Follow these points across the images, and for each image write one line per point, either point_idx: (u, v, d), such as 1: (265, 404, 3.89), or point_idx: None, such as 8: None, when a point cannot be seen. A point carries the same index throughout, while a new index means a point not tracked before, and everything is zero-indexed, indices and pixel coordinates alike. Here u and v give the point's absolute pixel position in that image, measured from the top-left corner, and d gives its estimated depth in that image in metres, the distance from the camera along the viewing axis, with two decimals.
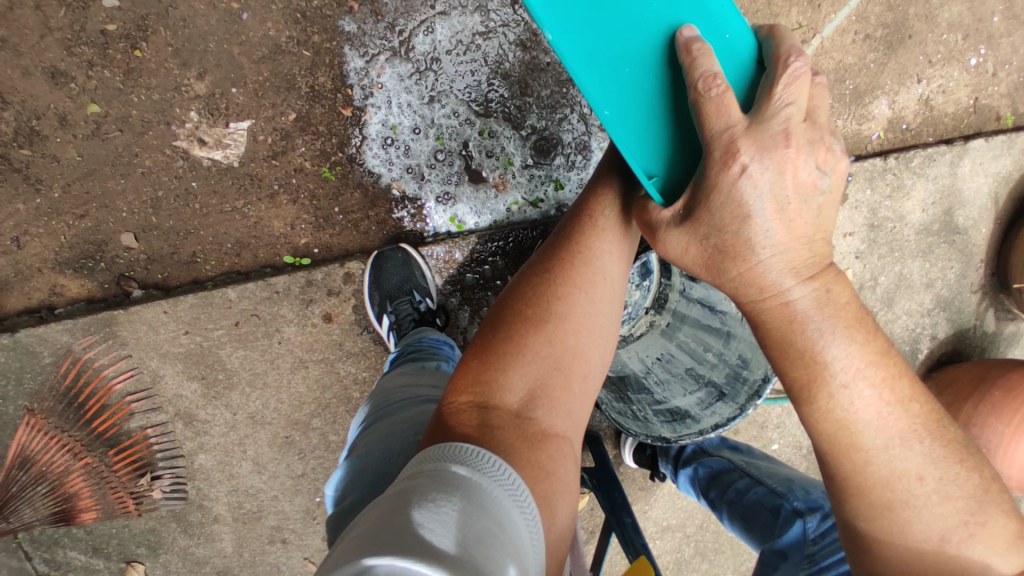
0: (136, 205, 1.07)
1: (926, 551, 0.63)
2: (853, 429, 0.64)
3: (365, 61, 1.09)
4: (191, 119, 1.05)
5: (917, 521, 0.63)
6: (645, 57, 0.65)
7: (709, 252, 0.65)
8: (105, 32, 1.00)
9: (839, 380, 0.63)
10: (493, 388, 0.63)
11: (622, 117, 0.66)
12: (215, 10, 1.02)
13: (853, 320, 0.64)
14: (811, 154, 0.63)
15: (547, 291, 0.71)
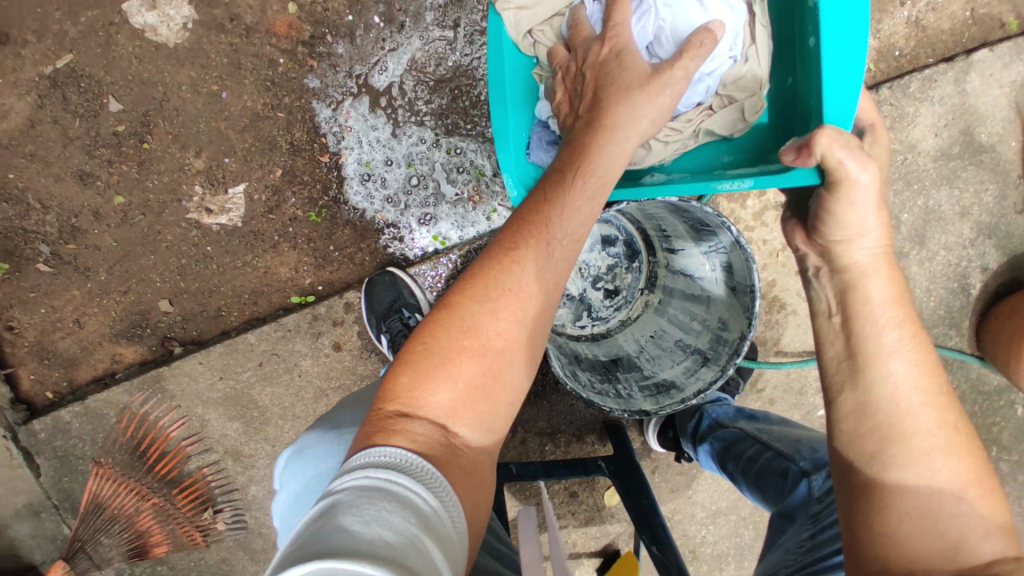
0: (166, 274, 1.23)
1: (923, 512, 0.61)
2: (867, 366, 0.68)
3: (332, 109, 1.21)
4: (197, 192, 1.20)
5: (935, 479, 0.63)
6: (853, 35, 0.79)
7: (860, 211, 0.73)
8: (117, 134, 1.16)
9: (893, 341, 0.69)
10: (416, 409, 0.58)
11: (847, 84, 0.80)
12: (199, 95, 1.16)
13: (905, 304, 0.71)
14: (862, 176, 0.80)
15: (491, 307, 0.61)
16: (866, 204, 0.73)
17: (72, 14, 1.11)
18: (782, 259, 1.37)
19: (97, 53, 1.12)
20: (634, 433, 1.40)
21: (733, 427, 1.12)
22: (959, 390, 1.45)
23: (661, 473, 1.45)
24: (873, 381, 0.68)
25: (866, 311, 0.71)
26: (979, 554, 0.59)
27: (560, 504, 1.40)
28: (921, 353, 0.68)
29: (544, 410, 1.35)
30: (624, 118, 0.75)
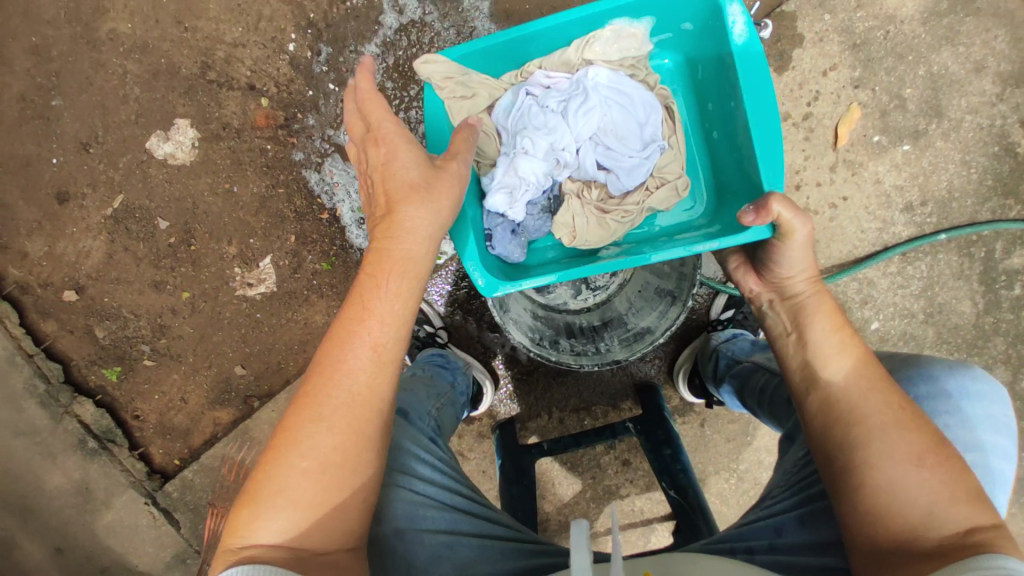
0: (233, 345, 1.49)
1: (894, 494, 0.68)
2: (824, 371, 0.80)
3: (318, 173, 1.41)
4: (237, 273, 1.45)
5: (895, 453, 0.70)
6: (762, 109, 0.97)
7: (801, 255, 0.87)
8: (170, 244, 1.44)
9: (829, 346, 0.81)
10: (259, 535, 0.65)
11: (766, 144, 0.97)
12: (218, 195, 1.41)
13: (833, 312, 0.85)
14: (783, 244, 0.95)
15: (310, 432, 0.68)
16: (803, 250, 0.86)
17: (114, 164, 1.41)
18: None
19: (140, 187, 1.42)
20: (669, 389, 1.41)
21: (746, 362, 1.12)
22: None
23: (713, 426, 1.42)
24: (825, 389, 0.79)
25: (816, 336, 0.83)
26: (952, 521, 0.65)
27: (615, 474, 1.44)
28: (855, 351, 0.80)
29: (573, 385, 1.40)
30: (415, 209, 0.77)
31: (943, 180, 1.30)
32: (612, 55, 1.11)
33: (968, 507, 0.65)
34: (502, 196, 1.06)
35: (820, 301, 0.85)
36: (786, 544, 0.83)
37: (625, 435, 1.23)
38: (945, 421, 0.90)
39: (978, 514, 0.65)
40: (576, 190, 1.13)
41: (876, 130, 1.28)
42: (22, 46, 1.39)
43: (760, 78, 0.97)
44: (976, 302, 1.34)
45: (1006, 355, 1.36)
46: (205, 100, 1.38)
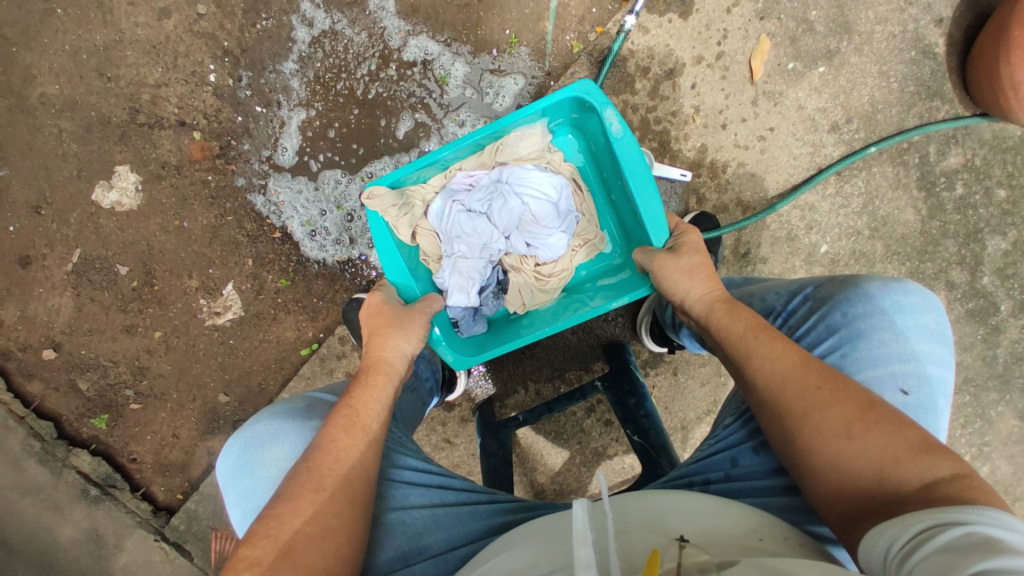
0: (213, 374, 1.53)
1: (859, 474, 0.64)
2: (751, 374, 0.78)
3: (263, 194, 1.44)
4: (203, 304, 1.49)
5: (824, 424, 0.68)
6: (641, 176, 0.99)
7: (688, 281, 0.91)
8: (134, 287, 1.48)
9: (744, 344, 0.80)
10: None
11: (653, 209, 1.00)
12: (170, 232, 1.45)
13: (729, 306, 0.86)
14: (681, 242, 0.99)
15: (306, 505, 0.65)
16: (683, 276, 0.92)
17: (66, 220, 1.45)
18: (702, 120, 1.32)
19: (94, 239, 1.46)
20: (637, 344, 1.44)
21: None
22: (968, 156, 1.34)
23: (687, 373, 1.44)
24: (764, 397, 0.75)
25: (737, 343, 0.81)
26: (906, 478, 0.61)
27: (600, 435, 1.47)
28: (772, 343, 0.78)
29: (543, 356, 1.43)
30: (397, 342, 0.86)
31: (864, 95, 1.32)
32: (521, 151, 1.07)
33: (919, 458, 0.61)
34: (457, 295, 1.03)
35: (724, 310, 0.86)
36: (741, 468, 0.84)
37: (593, 393, 1.27)
38: (879, 338, 0.84)
39: (936, 463, 0.60)
40: (516, 264, 1.10)
41: (789, 58, 1.30)
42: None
43: (633, 151, 0.97)
44: (919, 209, 1.35)
45: (960, 256, 1.38)
46: (141, 143, 1.42)
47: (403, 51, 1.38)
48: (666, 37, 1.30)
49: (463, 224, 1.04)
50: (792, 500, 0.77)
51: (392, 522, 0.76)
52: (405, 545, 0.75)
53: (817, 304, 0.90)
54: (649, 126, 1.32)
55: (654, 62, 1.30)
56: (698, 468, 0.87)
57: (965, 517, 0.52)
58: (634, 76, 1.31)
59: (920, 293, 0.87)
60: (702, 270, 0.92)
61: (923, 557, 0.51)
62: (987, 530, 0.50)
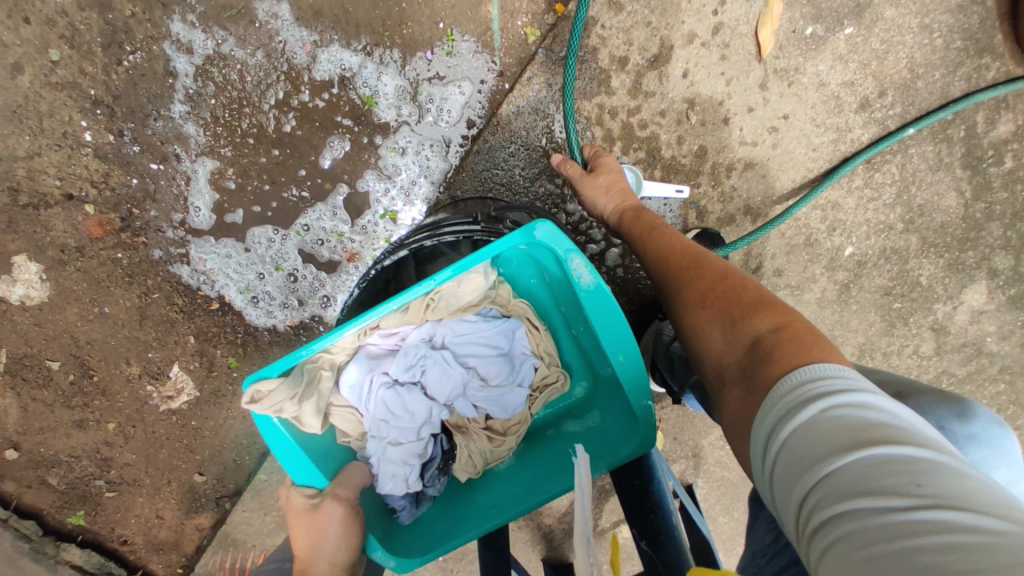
0: (183, 456, 1.40)
1: (717, 345, 0.68)
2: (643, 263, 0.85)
3: (188, 264, 1.22)
4: (152, 389, 1.33)
5: (685, 310, 0.73)
6: (610, 316, 0.64)
7: (611, 182, 0.96)
8: (72, 381, 1.32)
9: (637, 236, 0.89)
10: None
11: (635, 362, 0.65)
12: (93, 320, 1.25)
13: (628, 203, 0.94)
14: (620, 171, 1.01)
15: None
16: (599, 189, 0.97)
17: None
18: (698, 117, 1.05)
19: (14, 336, 1.27)
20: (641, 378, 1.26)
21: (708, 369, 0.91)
22: (1021, 120, 1.09)
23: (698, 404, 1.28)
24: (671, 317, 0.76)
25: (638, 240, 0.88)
26: (748, 336, 0.64)
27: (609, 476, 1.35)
28: (653, 236, 0.86)
29: None
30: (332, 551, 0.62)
31: (901, 58, 1.03)
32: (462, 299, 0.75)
33: (748, 315, 0.66)
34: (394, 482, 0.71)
35: (633, 213, 0.92)
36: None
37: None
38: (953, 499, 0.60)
39: (759, 320, 0.64)
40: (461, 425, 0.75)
41: (807, 20, 1.00)
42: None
43: (592, 285, 0.63)
44: (962, 190, 1.12)
45: (1006, 239, 1.16)
46: (31, 227, 1.18)
47: (314, 70, 1.10)
48: (645, 12, 1.00)
49: (389, 398, 0.73)
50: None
51: None
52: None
53: None
54: (632, 131, 1.06)
55: (634, 50, 1.02)
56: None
57: (810, 383, 0.53)
58: (608, 71, 1.03)
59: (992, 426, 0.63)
60: (617, 185, 0.97)
61: (787, 439, 0.50)
62: (839, 395, 0.50)
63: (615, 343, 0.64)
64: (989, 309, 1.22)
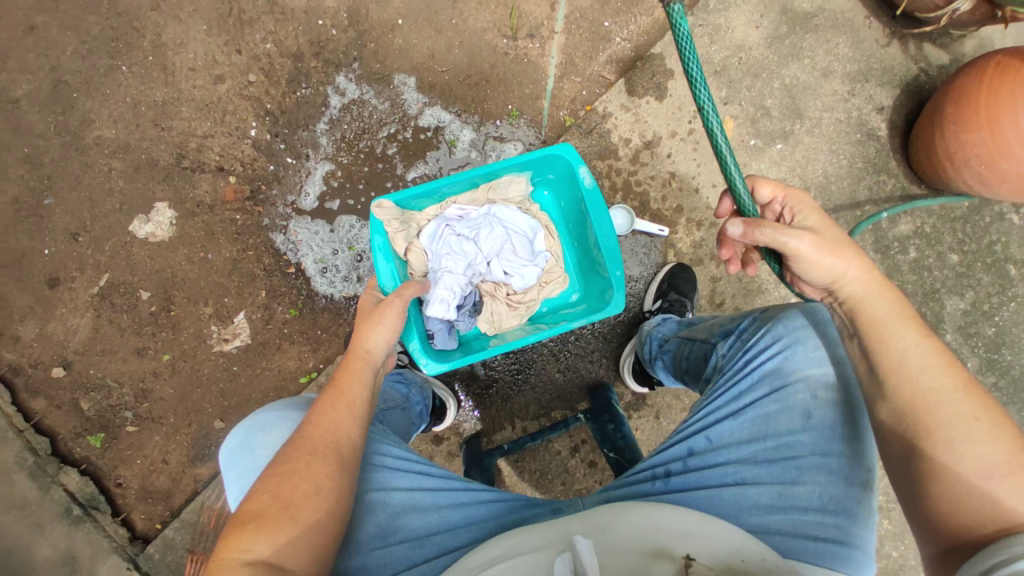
0: (212, 400, 1.59)
1: (985, 519, 0.67)
2: (888, 380, 0.77)
3: (284, 233, 1.60)
4: (213, 330, 1.59)
5: (949, 470, 0.71)
6: (601, 212, 0.94)
7: (829, 241, 0.85)
8: (152, 312, 1.59)
9: (844, 302, 0.84)
10: (235, 566, 0.62)
11: (614, 246, 0.94)
12: (195, 264, 1.58)
13: (869, 269, 0.83)
14: (812, 217, 0.89)
15: (301, 465, 0.70)
16: (820, 258, 0.84)
17: (101, 247, 1.58)
18: (677, 185, 1.50)
19: (124, 266, 1.58)
20: (622, 385, 1.51)
21: (674, 339, 1.26)
22: (918, 224, 1.50)
23: (667, 417, 1.50)
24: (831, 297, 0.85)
25: (862, 319, 0.81)
26: (995, 495, 0.68)
27: (585, 478, 1.49)
28: (917, 331, 0.78)
29: (532, 394, 1.50)
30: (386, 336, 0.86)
31: (818, 168, 1.50)
32: (511, 194, 1.00)
33: (1009, 479, 0.68)
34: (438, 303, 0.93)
35: (856, 265, 0.83)
36: (696, 458, 0.96)
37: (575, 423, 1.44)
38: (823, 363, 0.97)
39: (1016, 487, 0.68)
40: (489, 289, 0.99)
41: (750, 135, 1.51)
42: (14, 156, 1.54)
43: (592, 189, 0.94)
44: (877, 269, 1.50)
45: (920, 314, 1.50)
46: (181, 185, 1.58)
47: (419, 118, 1.60)
48: (645, 114, 1.51)
49: (450, 244, 0.96)
50: (740, 495, 0.91)
51: (371, 500, 0.80)
52: (381, 523, 0.79)
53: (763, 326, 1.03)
54: (630, 187, 1.51)
55: (635, 135, 1.51)
56: (658, 461, 0.99)
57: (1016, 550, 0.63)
58: (617, 145, 1.51)
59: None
60: (844, 249, 0.84)
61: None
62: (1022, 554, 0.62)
63: (606, 231, 0.94)
64: None
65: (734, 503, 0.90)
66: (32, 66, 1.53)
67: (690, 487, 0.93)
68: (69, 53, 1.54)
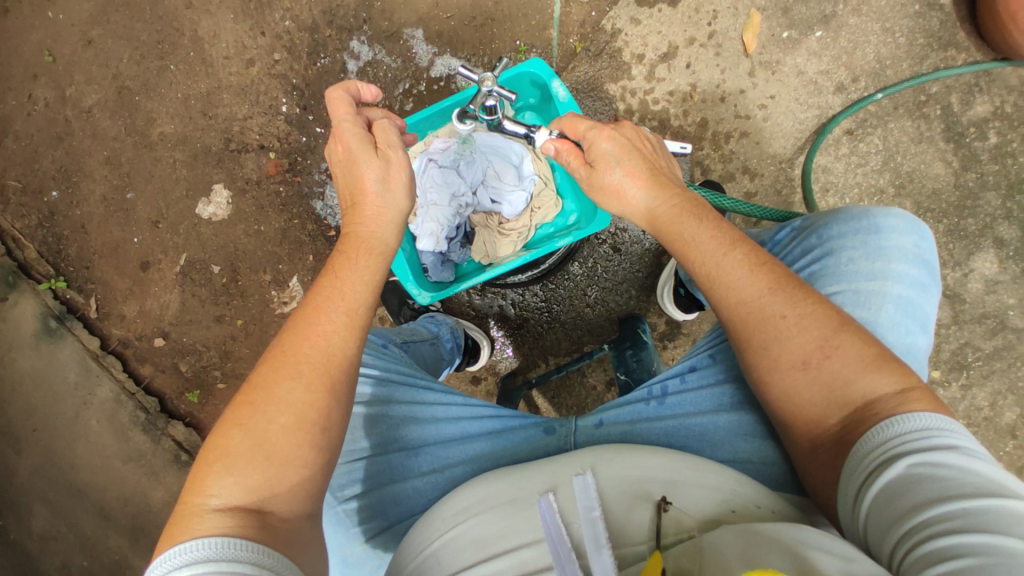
0: None
1: (835, 401, 0.64)
2: (718, 285, 0.72)
3: (323, 200, 1.70)
4: (274, 295, 1.72)
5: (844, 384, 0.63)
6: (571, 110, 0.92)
7: (628, 166, 0.81)
8: (223, 284, 1.75)
9: (649, 216, 0.80)
10: (202, 513, 0.58)
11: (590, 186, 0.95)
12: (251, 237, 1.73)
13: (655, 185, 0.80)
14: (614, 142, 0.82)
15: (278, 389, 0.66)
16: (616, 192, 0.82)
17: (176, 230, 1.76)
18: (699, 96, 1.38)
19: (196, 244, 1.75)
20: (653, 315, 1.46)
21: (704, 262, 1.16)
22: (997, 103, 1.29)
23: None
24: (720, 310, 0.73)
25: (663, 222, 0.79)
26: (864, 389, 0.62)
27: None
28: (705, 221, 0.76)
29: (562, 330, 1.50)
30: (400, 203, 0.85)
31: (868, 53, 1.32)
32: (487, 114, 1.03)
33: (871, 372, 0.62)
34: (427, 239, 0.98)
35: (649, 190, 0.80)
36: (697, 375, 0.83)
37: (600, 353, 1.41)
38: (859, 267, 0.71)
39: (882, 378, 0.62)
40: (481, 221, 1.02)
41: (783, 27, 1.35)
42: (99, 159, 1.77)
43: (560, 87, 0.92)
44: (949, 161, 1.29)
45: (1006, 208, 1.28)
46: (231, 165, 1.73)
47: (430, 69, 1.60)
48: (657, 25, 1.40)
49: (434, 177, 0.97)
50: (737, 419, 0.77)
51: (374, 412, 0.79)
52: (382, 434, 0.79)
53: (797, 233, 0.79)
54: (647, 106, 1.41)
55: (648, 49, 1.40)
56: (656, 378, 0.85)
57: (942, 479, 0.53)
58: (629, 64, 1.41)
59: (913, 222, 0.72)
60: (629, 175, 0.80)
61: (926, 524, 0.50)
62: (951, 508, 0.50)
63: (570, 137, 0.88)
64: (1004, 279, 1.29)
65: (730, 431, 0.77)
66: (101, 79, 1.75)
67: (686, 409, 0.81)
68: (129, 63, 1.74)
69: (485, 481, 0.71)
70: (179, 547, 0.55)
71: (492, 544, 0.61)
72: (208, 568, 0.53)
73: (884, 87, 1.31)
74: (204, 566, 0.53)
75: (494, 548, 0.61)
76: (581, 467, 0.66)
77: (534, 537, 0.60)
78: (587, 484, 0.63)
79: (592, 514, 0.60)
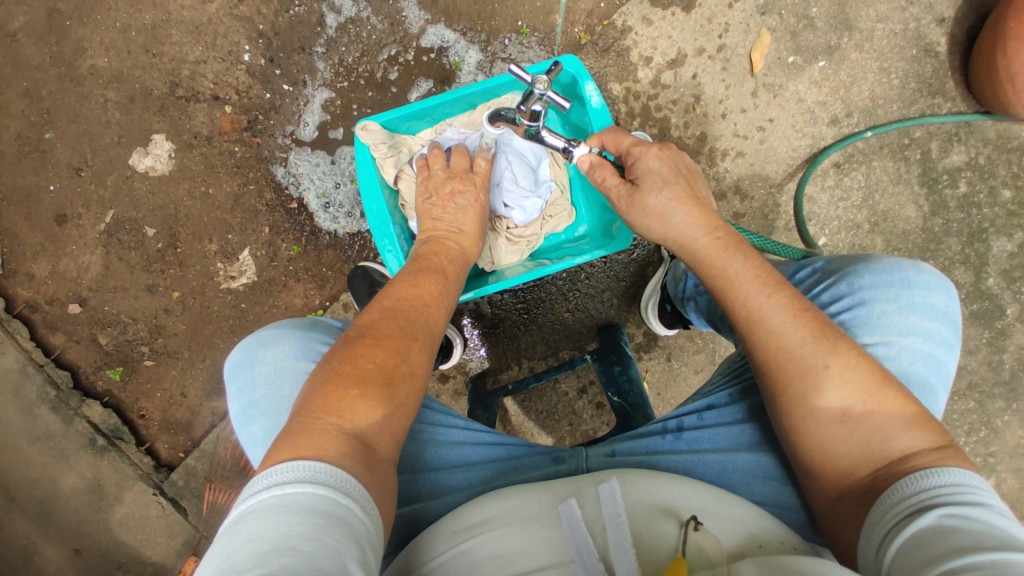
0: (222, 333, 1.54)
1: (866, 453, 0.67)
2: (759, 327, 0.74)
3: (284, 166, 1.51)
4: (220, 267, 1.53)
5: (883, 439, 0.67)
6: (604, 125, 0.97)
7: (674, 191, 0.83)
8: (159, 249, 1.53)
9: (688, 250, 0.82)
10: (327, 433, 0.60)
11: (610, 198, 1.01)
12: (197, 201, 1.52)
13: (700, 217, 0.82)
14: (660, 165, 0.84)
15: (379, 352, 0.68)
16: (657, 215, 0.83)
17: (104, 182, 1.51)
18: (702, 109, 1.36)
19: (127, 201, 1.52)
20: (633, 325, 1.45)
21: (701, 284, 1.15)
22: (971, 154, 1.36)
23: (677, 358, 1.45)
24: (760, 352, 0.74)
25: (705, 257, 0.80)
26: (899, 445, 0.66)
27: (592, 419, 1.46)
28: (748, 263, 0.78)
29: (539, 333, 1.46)
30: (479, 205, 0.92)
31: (864, 90, 1.35)
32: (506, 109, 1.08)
33: (909, 429, 0.66)
34: None
35: (693, 220, 0.82)
36: (714, 414, 0.84)
37: (582, 364, 1.38)
38: (892, 318, 0.73)
39: (914, 434, 0.66)
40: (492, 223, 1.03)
41: (790, 52, 1.35)
42: (11, 89, 1.48)
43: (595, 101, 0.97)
44: (921, 205, 1.37)
45: (963, 255, 1.37)
46: (177, 115, 1.50)
47: (421, 38, 1.45)
48: (669, 29, 1.35)
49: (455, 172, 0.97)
50: (757, 460, 0.79)
51: None
52: None
53: (823, 275, 0.81)
54: (650, 112, 1.37)
55: (657, 53, 1.35)
56: (672, 412, 0.86)
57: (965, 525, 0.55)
58: (636, 65, 1.36)
59: (940, 280, 0.76)
60: (672, 200, 0.82)
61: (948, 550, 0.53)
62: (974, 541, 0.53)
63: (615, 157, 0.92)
64: None
65: (748, 472, 0.79)
66: None
67: (703, 446, 0.82)
68: None
69: (515, 491, 0.70)
70: (303, 458, 0.56)
71: (512, 562, 0.61)
72: (333, 495, 0.54)
73: (873, 126, 1.35)
74: (328, 490, 0.54)
75: (513, 563, 0.61)
76: (609, 478, 0.68)
77: (562, 545, 0.62)
78: (612, 491, 0.65)
79: (618, 520, 0.62)
